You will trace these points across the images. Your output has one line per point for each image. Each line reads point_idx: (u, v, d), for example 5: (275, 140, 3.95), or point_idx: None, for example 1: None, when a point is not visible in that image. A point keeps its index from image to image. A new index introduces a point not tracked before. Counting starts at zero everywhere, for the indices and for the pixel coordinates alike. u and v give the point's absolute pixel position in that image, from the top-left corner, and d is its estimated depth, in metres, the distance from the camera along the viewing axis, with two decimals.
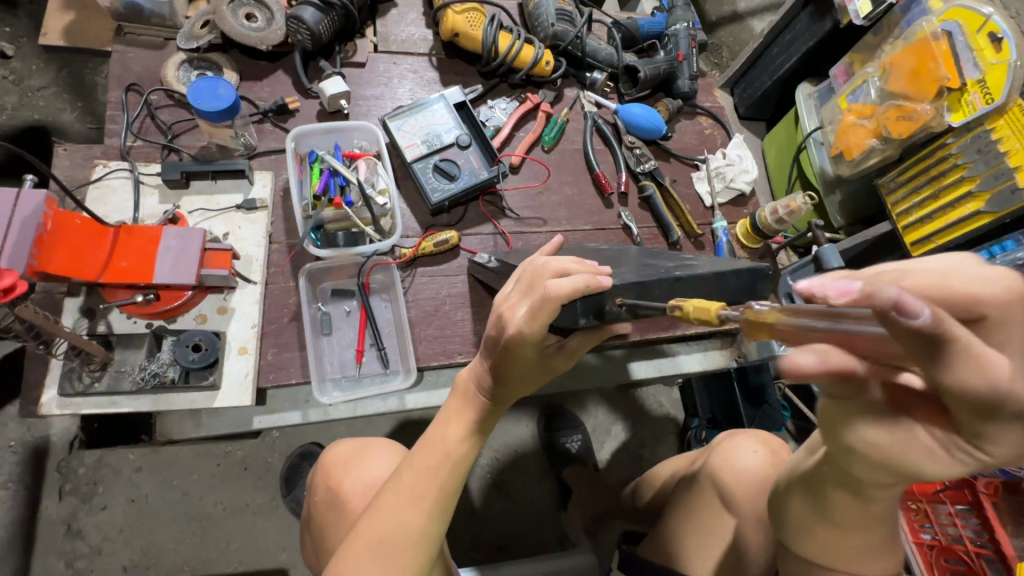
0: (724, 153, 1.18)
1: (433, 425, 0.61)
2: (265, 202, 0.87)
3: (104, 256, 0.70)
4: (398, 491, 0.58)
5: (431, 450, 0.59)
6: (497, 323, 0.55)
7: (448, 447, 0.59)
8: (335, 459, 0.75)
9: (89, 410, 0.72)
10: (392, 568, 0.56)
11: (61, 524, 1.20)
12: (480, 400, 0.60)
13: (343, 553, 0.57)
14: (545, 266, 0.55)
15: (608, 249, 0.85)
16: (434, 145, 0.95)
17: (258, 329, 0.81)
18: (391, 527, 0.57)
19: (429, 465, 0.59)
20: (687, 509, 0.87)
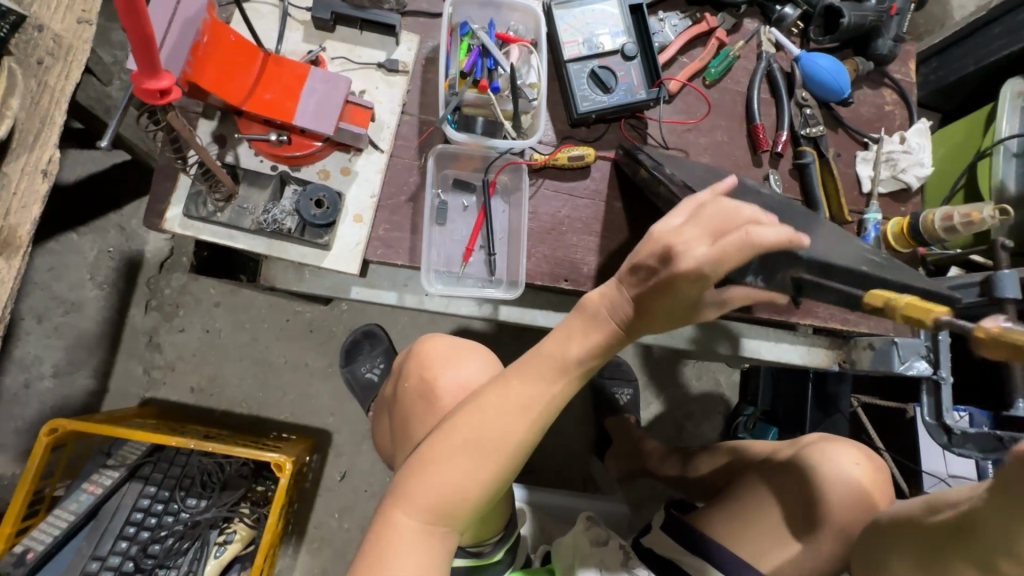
0: (902, 138, 1.02)
1: (553, 337, 0.57)
2: (407, 67, 0.81)
3: (251, 82, 0.66)
4: (504, 397, 0.57)
5: (545, 360, 0.56)
6: (661, 251, 0.48)
7: (562, 367, 0.56)
8: (427, 352, 0.75)
9: (207, 237, 0.72)
10: (488, 467, 0.56)
11: (143, 335, 1.28)
12: (611, 325, 0.55)
13: (439, 439, 0.57)
14: (725, 208, 0.48)
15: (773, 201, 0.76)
16: (596, 48, 0.84)
17: (376, 200, 0.78)
18: (492, 428, 0.56)
19: (540, 375, 0.56)
20: (754, 500, 0.85)
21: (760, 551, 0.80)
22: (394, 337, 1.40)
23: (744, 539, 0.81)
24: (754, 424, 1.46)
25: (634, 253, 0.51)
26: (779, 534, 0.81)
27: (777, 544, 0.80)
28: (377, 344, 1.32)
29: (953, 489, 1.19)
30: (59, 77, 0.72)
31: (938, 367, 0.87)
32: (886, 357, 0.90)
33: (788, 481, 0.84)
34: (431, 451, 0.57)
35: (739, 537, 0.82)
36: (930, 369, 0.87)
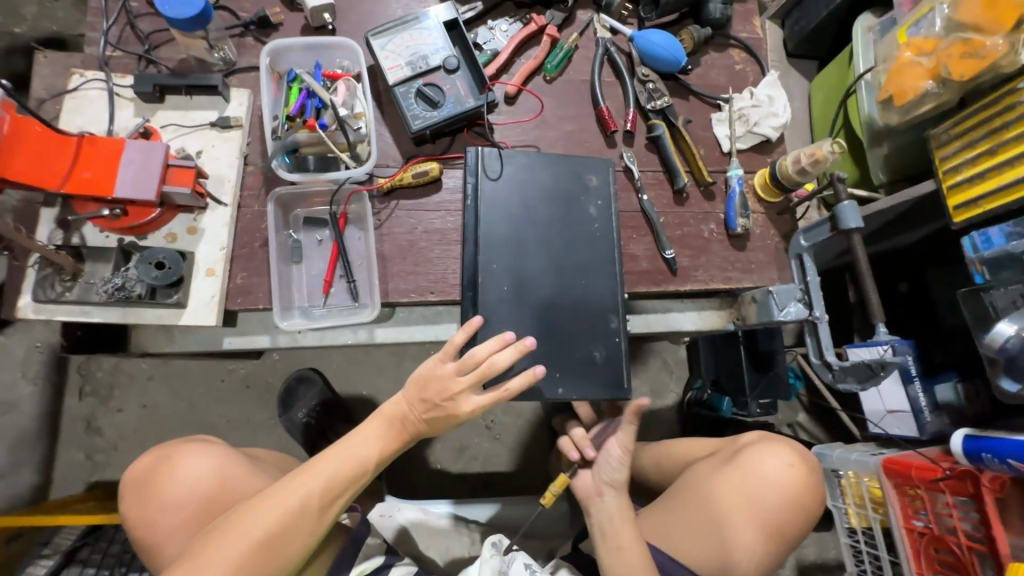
0: (751, 93, 1.04)
1: (356, 440, 0.73)
2: (240, 121, 0.84)
3: (67, 165, 0.70)
4: (275, 502, 0.67)
5: (350, 461, 0.71)
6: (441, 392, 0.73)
7: (333, 476, 0.70)
8: (140, 469, 0.78)
9: (62, 317, 0.74)
10: (273, 557, 0.66)
11: (81, 420, 1.30)
12: (409, 432, 0.76)
13: (229, 532, 0.65)
14: (484, 360, 0.73)
15: (586, 229, 0.85)
16: (419, 67, 0.88)
17: (227, 252, 0.80)
18: (284, 521, 0.66)
19: (343, 474, 0.71)
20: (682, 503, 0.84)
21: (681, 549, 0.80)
22: (331, 377, 1.42)
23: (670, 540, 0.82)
24: (708, 394, 1.45)
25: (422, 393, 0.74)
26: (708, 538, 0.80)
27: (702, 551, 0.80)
28: (310, 387, 1.33)
29: (892, 424, 1.18)
30: None
31: (812, 308, 0.88)
32: (767, 307, 0.90)
33: (715, 487, 0.81)
34: (215, 543, 0.64)
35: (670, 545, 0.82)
36: (806, 310, 0.88)
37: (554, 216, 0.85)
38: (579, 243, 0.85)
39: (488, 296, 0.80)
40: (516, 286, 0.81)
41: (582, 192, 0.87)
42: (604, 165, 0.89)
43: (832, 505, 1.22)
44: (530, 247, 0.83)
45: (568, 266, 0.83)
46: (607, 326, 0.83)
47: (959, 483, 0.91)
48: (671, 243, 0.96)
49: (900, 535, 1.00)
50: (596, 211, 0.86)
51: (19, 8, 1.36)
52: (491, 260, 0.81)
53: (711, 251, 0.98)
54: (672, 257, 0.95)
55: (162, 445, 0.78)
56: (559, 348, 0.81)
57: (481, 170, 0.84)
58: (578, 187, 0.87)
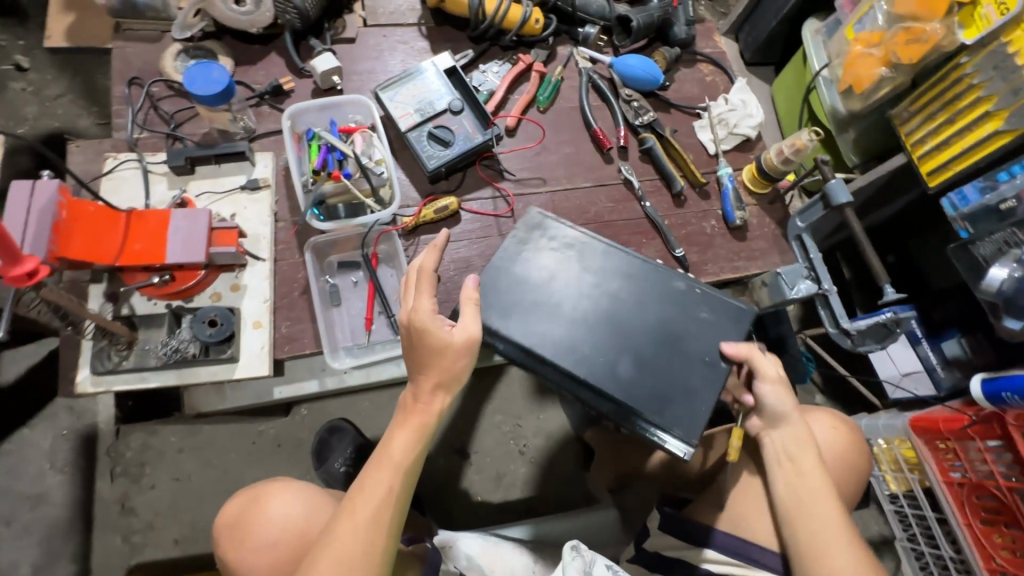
0: (726, 99, 1.14)
1: (381, 443, 0.70)
2: (268, 181, 0.90)
3: (119, 240, 0.74)
4: (348, 535, 0.66)
5: (380, 465, 0.69)
6: (434, 353, 0.70)
7: (382, 497, 0.68)
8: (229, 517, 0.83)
9: (120, 387, 0.76)
10: None
11: (115, 503, 1.28)
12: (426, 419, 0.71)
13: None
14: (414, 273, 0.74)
15: (580, 261, 0.84)
16: (427, 112, 0.95)
17: (270, 303, 0.84)
18: (350, 551, 0.65)
19: (381, 481, 0.68)
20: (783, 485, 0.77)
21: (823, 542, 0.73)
22: (361, 424, 1.42)
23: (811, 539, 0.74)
24: None
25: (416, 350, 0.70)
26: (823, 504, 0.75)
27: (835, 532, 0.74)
28: (344, 436, 1.34)
29: (911, 386, 1.24)
30: None
31: (821, 282, 0.93)
32: (778, 288, 0.97)
33: None
34: None
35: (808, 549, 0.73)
36: (815, 285, 0.94)
37: (552, 272, 0.83)
38: (608, 296, 0.82)
39: (617, 376, 0.79)
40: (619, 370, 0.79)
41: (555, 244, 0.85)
42: (545, 214, 0.86)
43: (871, 476, 1.24)
44: (577, 328, 0.81)
45: (616, 321, 0.81)
46: (672, 288, 0.84)
47: (986, 426, 0.96)
48: (678, 242, 1.03)
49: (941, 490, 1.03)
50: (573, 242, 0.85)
51: (23, 111, 1.49)
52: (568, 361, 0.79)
53: (716, 245, 1.05)
54: (682, 255, 1.01)
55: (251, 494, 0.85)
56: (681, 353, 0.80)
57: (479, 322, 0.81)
58: (544, 241, 0.85)
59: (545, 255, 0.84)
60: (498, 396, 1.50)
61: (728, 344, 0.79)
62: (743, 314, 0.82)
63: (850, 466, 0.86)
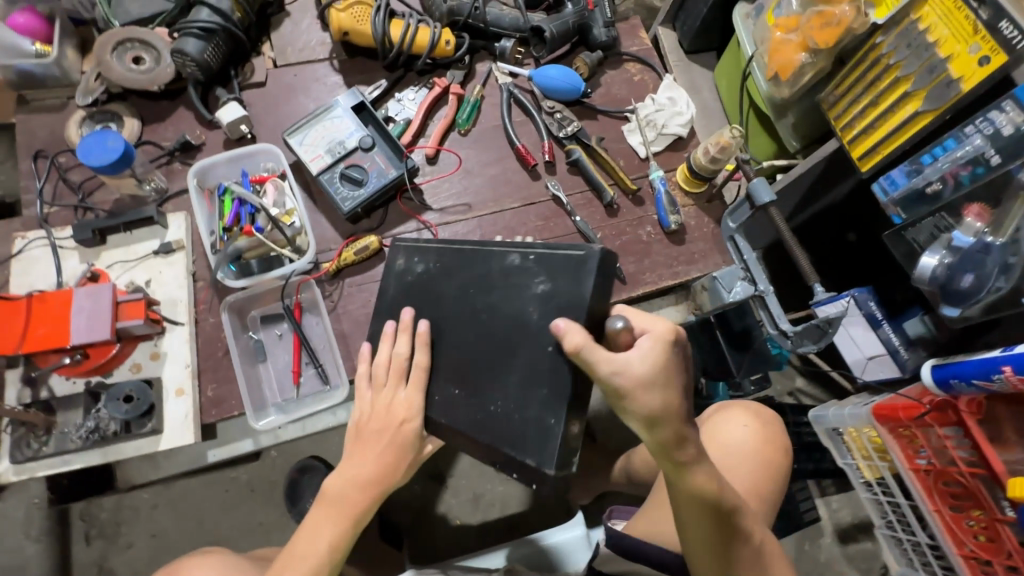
0: (653, 98, 1.11)
1: (305, 525, 0.73)
2: (181, 243, 0.89)
3: (22, 326, 0.73)
4: None
5: (300, 550, 0.71)
6: (382, 417, 0.74)
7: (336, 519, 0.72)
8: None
9: (43, 473, 0.76)
10: None
11: (94, 565, 1.29)
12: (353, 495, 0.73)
13: None
14: (389, 361, 0.74)
15: (428, 289, 0.74)
16: (338, 153, 0.93)
17: (191, 368, 0.83)
18: None
19: (300, 562, 0.70)
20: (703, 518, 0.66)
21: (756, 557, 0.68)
22: (333, 459, 1.41)
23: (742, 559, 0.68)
24: None
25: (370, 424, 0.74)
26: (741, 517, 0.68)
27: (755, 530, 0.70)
28: (314, 475, 1.34)
29: (876, 370, 1.19)
30: None
31: (756, 283, 0.92)
32: (716, 292, 0.97)
33: None
34: None
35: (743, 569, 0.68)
36: (750, 287, 0.92)
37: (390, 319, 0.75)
38: (457, 327, 0.71)
39: (498, 396, 0.67)
40: (482, 420, 0.68)
41: (411, 279, 0.75)
42: (395, 246, 0.77)
43: (844, 463, 1.22)
44: (445, 379, 0.71)
45: (471, 359, 0.69)
46: (506, 266, 0.69)
47: (942, 412, 0.94)
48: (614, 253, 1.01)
49: (908, 477, 0.99)
50: (422, 271, 0.75)
51: None
52: (443, 418, 0.71)
53: (654, 252, 1.03)
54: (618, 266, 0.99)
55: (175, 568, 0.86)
56: (530, 369, 0.66)
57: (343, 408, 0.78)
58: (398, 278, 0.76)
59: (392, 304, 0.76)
60: None
61: (560, 325, 0.62)
62: (579, 277, 0.64)
63: (770, 467, 0.85)
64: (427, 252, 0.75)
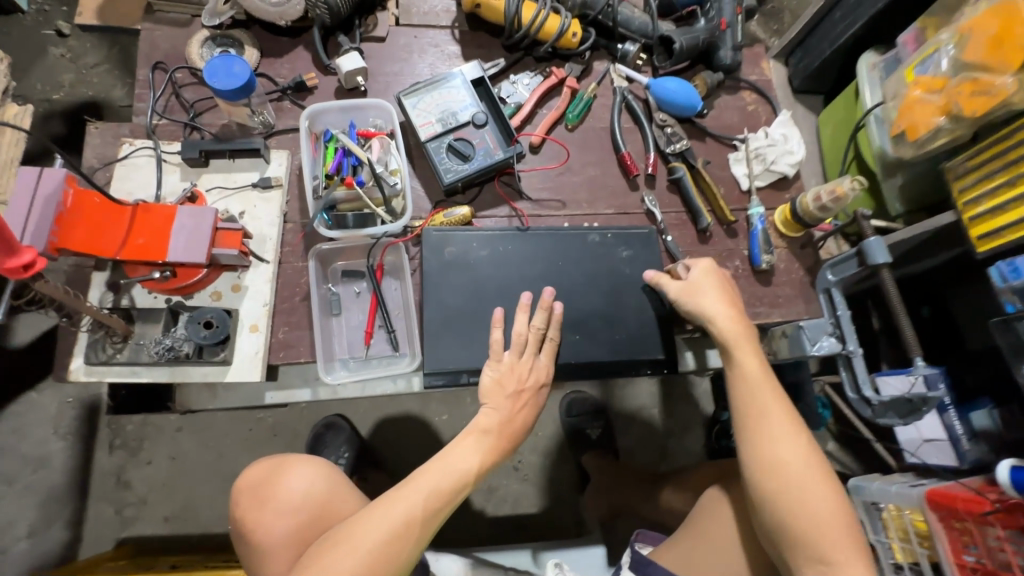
0: (766, 132, 1.07)
1: (453, 445, 0.75)
2: (280, 181, 0.88)
3: (123, 234, 0.72)
4: (386, 515, 0.68)
5: (444, 463, 0.73)
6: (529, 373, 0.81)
7: (461, 462, 0.73)
8: (254, 478, 0.81)
9: (111, 379, 0.76)
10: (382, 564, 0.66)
11: (111, 475, 1.30)
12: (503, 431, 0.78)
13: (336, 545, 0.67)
14: (528, 332, 0.82)
15: (500, 266, 0.88)
16: (449, 123, 0.92)
17: (270, 307, 0.83)
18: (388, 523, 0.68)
19: (441, 476, 0.72)
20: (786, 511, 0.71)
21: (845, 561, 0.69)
22: (358, 421, 1.41)
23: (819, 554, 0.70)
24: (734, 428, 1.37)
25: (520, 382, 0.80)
26: (825, 512, 0.70)
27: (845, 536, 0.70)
28: (339, 433, 1.33)
29: (929, 454, 1.15)
30: None
31: (846, 342, 0.87)
32: (799, 341, 0.90)
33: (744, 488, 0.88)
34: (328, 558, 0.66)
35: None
36: (839, 344, 0.87)
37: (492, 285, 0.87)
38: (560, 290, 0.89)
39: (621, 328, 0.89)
40: (618, 348, 0.88)
41: (469, 264, 0.88)
42: (436, 237, 0.87)
43: (874, 540, 1.17)
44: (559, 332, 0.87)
45: (586, 312, 0.89)
46: (590, 245, 0.93)
47: (1008, 516, 0.89)
48: None
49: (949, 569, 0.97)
50: (487, 254, 0.88)
51: (60, 77, 1.52)
52: (586, 357, 0.87)
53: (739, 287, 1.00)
54: None
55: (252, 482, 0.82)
56: (636, 310, 0.90)
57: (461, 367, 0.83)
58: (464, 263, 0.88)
59: (472, 280, 0.87)
60: None
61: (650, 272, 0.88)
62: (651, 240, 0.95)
63: None
64: (485, 241, 0.89)
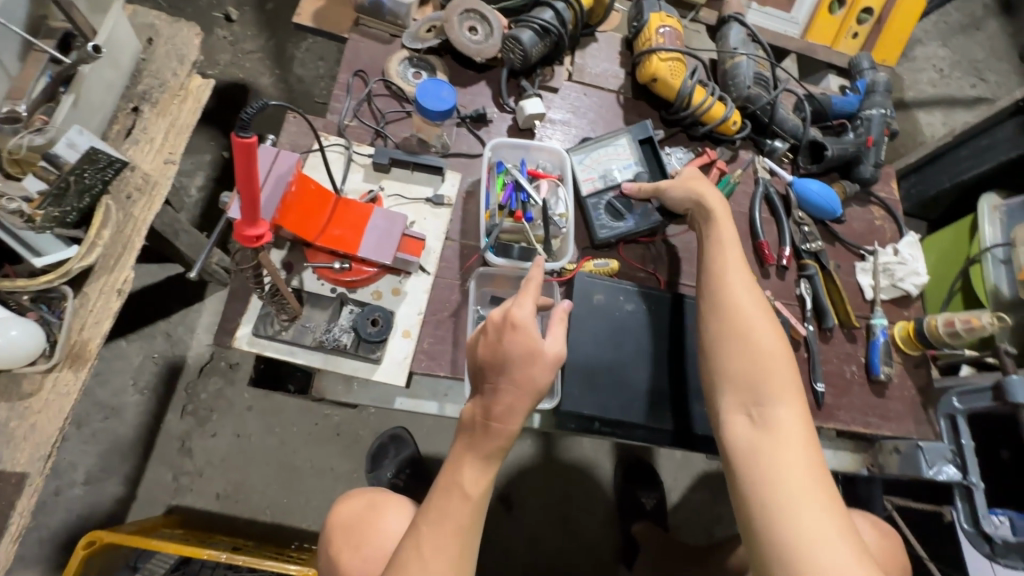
0: (895, 250, 1.11)
1: (446, 471, 0.64)
2: (452, 200, 0.93)
3: (324, 221, 0.77)
4: (415, 561, 0.61)
5: (446, 496, 0.63)
6: (526, 361, 0.60)
7: (448, 562, 0.61)
8: (352, 514, 0.91)
9: (271, 353, 0.79)
10: None
11: (176, 440, 1.31)
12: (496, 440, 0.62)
13: None
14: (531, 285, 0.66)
15: (644, 324, 0.92)
16: (610, 181, 0.97)
17: (424, 316, 0.86)
18: (420, 567, 0.60)
19: (449, 508, 0.62)
20: (723, 361, 0.74)
21: (786, 416, 0.68)
22: (418, 438, 1.41)
23: (762, 404, 0.70)
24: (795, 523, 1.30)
25: (502, 374, 0.60)
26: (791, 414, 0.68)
27: (792, 391, 0.70)
28: (403, 447, 1.33)
29: None
30: (142, 207, 1.03)
31: (966, 472, 0.89)
32: (914, 461, 0.91)
33: None
34: None
35: (761, 437, 0.67)
36: (959, 474, 0.89)
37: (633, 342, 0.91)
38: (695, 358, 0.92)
39: None
40: None
41: (615, 315, 0.92)
42: (587, 285, 0.91)
43: None
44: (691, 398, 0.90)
45: None
46: None
47: None
48: (820, 377, 0.99)
49: None
50: (632, 310, 0.92)
51: (218, 56, 1.63)
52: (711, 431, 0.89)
53: (852, 392, 1.01)
54: (821, 392, 0.98)
55: (346, 517, 0.92)
56: None
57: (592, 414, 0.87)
58: (611, 314, 0.91)
59: (612, 331, 0.91)
60: (555, 459, 1.46)
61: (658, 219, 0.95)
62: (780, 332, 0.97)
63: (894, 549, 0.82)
64: (633, 297, 0.93)
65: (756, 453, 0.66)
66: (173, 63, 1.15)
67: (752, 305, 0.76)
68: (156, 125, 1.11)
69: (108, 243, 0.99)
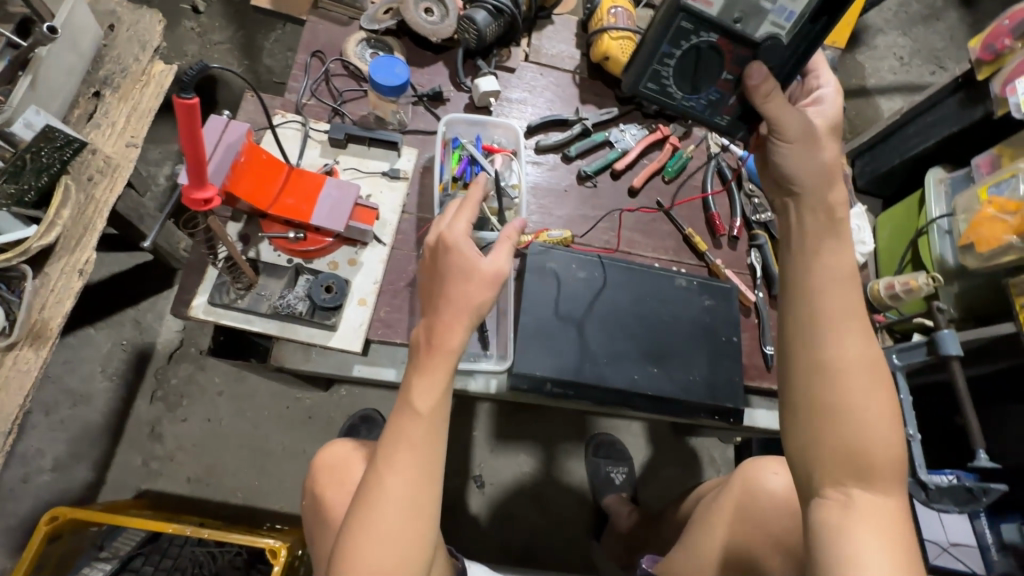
0: (842, 220, 1.15)
1: (401, 396, 0.66)
2: (408, 174, 0.95)
3: (277, 191, 0.80)
4: (389, 482, 0.63)
5: (405, 421, 0.64)
6: (463, 278, 0.65)
7: (408, 478, 0.63)
8: (331, 461, 0.92)
9: (227, 321, 0.80)
10: (407, 530, 0.63)
11: (146, 425, 1.31)
12: (446, 359, 0.64)
13: (355, 537, 0.63)
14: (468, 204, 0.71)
15: (597, 290, 0.95)
16: (731, 20, 0.71)
17: (379, 285, 0.87)
18: (394, 489, 0.63)
19: (409, 432, 0.64)
20: (827, 434, 0.61)
21: (876, 501, 0.60)
22: (390, 419, 1.43)
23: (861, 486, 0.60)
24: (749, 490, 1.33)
25: (447, 294, 0.65)
26: (885, 491, 0.61)
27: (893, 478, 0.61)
28: (374, 427, 1.35)
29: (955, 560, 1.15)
30: (104, 189, 1.04)
31: (905, 425, 0.91)
32: None
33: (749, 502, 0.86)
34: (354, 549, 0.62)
35: (853, 519, 0.59)
36: (899, 427, 0.91)
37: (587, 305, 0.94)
38: (646, 322, 0.95)
39: (695, 370, 0.94)
40: (688, 387, 0.93)
41: (566, 282, 0.95)
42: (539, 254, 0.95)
43: None
44: (642, 360, 0.93)
45: (670, 346, 0.95)
46: (676, 287, 0.99)
47: None
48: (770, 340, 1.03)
49: None
50: (583, 276, 0.96)
51: (186, 47, 1.63)
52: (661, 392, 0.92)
53: None
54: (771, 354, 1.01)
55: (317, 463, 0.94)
56: (712, 354, 0.96)
57: (545, 378, 0.89)
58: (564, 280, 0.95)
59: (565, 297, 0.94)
60: (526, 437, 1.49)
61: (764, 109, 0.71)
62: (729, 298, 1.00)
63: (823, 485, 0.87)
64: (584, 264, 0.97)
65: (847, 541, 0.58)
66: (135, 49, 1.16)
67: (870, 374, 0.62)
68: (118, 110, 1.12)
69: (68, 223, 0.99)
